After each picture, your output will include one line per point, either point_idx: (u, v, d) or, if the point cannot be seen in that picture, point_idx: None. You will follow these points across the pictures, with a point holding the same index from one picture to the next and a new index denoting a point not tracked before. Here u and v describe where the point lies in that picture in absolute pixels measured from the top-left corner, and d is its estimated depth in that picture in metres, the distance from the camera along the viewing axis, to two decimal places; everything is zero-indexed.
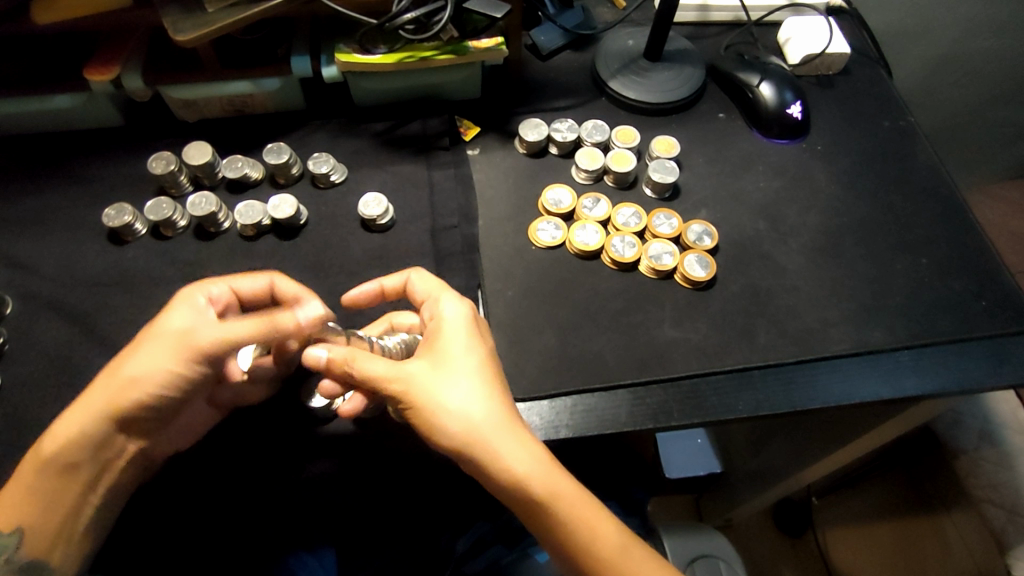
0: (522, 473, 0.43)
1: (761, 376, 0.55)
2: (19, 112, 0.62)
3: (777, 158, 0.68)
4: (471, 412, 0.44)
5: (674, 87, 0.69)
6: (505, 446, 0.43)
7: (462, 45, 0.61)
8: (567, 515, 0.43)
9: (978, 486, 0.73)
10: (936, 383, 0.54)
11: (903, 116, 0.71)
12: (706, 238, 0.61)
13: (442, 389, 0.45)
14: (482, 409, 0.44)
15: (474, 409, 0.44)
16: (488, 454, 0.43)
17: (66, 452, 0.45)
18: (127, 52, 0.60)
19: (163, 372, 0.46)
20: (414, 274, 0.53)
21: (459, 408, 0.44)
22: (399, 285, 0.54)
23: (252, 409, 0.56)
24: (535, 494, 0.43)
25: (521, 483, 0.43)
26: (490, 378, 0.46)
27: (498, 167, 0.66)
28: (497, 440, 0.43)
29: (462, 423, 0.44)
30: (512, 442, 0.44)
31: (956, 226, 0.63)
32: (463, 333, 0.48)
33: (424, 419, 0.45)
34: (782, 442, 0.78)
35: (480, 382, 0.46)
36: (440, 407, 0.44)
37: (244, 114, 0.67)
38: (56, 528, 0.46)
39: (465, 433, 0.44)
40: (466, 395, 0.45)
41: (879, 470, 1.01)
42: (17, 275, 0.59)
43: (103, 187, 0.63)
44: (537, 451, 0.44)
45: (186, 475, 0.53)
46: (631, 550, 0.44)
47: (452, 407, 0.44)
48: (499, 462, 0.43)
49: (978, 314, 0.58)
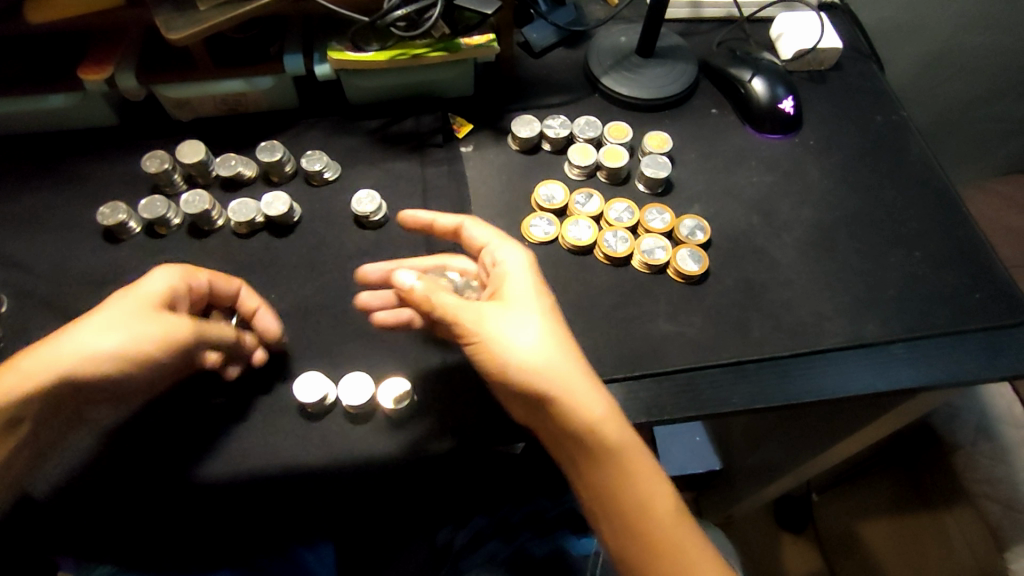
0: (597, 422, 0.43)
1: (755, 369, 0.55)
2: (13, 114, 0.63)
3: (770, 152, 0.68)
4: (545, 355, 0.43)
5: (666, 84, 0.69)
6: (581, 391, 0.43)
7: (453, 43, 0.61)
8: (630, 468, 0.43)
9: (975, 479, 0.76)
10: (929, 376, 0.54)
11: (896, 111, 0.71)
12: (698, 233, 0.61)
13: (516, 329, 0.44)
14: (555, 353, 0.44)
15: (546, 352, 0.43)
16: (563, 398, 0.42)
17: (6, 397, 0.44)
18: (120, 52, 0.61)
19: (112, 350, 0.46)
20: (469, 221, 0.53)
21: (533, 349, 0.43)
22: (453, 227, 0.53)
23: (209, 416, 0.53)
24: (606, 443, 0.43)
25: (592, 430, 0.42)
26: (559, 325, 0.46)
27: (491, 164, 0.66)
28: (572, 385, 0.43)
29: (534, 362, 0.43)
30: (586, 387, 0.43)
31: (951, 220, 0.64)
32: (527, 280, 0.47)
33: (496, 360, 0.44)
34: (780, 437, 0.79)
35: (554, 329, 0.45)
36: (515, 345, 0.43)
37: (239, 114, 0.68)
38: (23, 477, 0.50)
39: (541, 376, 0.43)
40: (538, 337, 0.44)
41: (880, 465, 1.00)
42: (11, 273, 0.59)
43: (97, 186, 0.63)
44: (609, 402, 0.44)
45: (137, 460, 0.51)
46: (670, 504, 0.45)
47: (527, 349, 0.43)
48: (573, 405, 0.42)
49: (972, 307, 0.58)
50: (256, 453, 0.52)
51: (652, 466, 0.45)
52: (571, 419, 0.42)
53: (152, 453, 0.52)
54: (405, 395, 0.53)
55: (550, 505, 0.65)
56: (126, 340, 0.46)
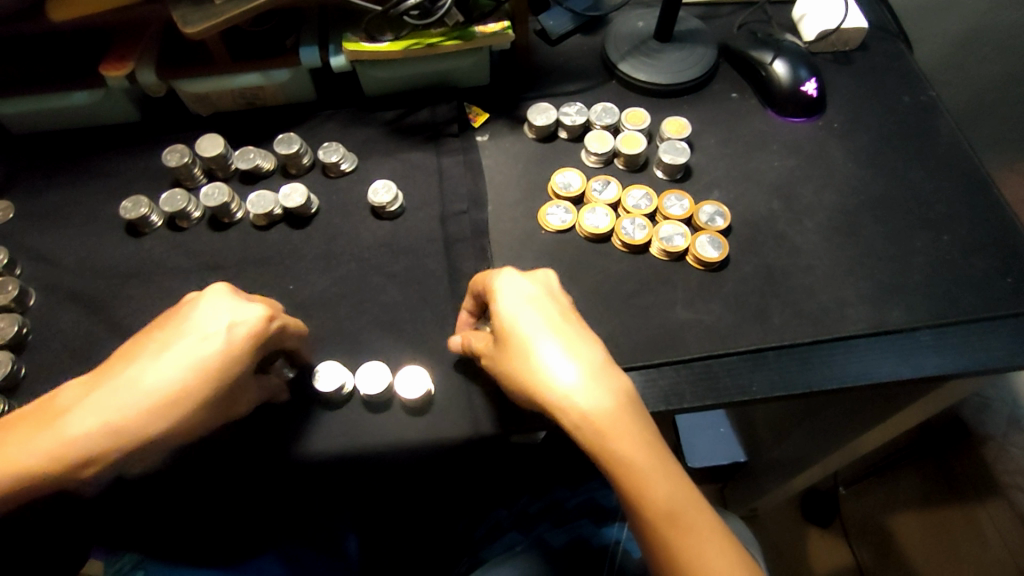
0: (591, 428, 0.41)
1: (776, 357, 0.54)
2: (40, 111, 0.64)
3: (792, 136, 0.66)
4: (544, 370, 0.42)
5: (685, 68, 0.68)
6: (575, 398, 0.41)
7: (468, 31, 0.60)
8: (631, 478, 0.40)
9: (1009, 470, 0.77)
10: (956, 362, 0.53)
11: (925, 91, 0.69)
12: (718, 219, 0.60)
13: (517, 349, 0.43)
14: (558, 365, 0.42)
15: (547, 365, 0.42)
16: (561, 410, 0.41)
17: (80, 454, 0.39)
18: (140, 49, 0.61)
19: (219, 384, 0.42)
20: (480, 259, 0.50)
21: (534, 366, 0.43)
22: None
23: None
24: (604, 450, 0.41)
25: (587, 436, 0.41)
26: (568, 330, 0.44)
27: (507, 152, 0.66)
28: (569, 395, 0.41)
29: (534, 379, 0.42)
30: (582, 393, 0.41)
31: (981, 202, 0.62)
32: (527, 292, 0.45)
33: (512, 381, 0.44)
34: (806, 428, 0.77)
35: (570, 336, 0.43)
36: (525, 361, 0.43)
37: (257, 107, 0.68)
38: None
39: (543, 392, 0.42)
40: (538, 352, 0.43)
41: (907, 459, 0.98)
42: (39, 267, 0.60)
43: (121, 181, 0.65)
44: (610, 404, 0.41)
45: None
46: (687, 516, 0.40)
47: (530, 367, 0.43)
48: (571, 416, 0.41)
49: (1003, 292, 0.56)
50: (273, 443, 0.53)
51: (666, 473, 0.41)
52: (572, 428, 0.41)
53: None
54: (421, 383, 0.53)
55: (568, 494, 0.65)
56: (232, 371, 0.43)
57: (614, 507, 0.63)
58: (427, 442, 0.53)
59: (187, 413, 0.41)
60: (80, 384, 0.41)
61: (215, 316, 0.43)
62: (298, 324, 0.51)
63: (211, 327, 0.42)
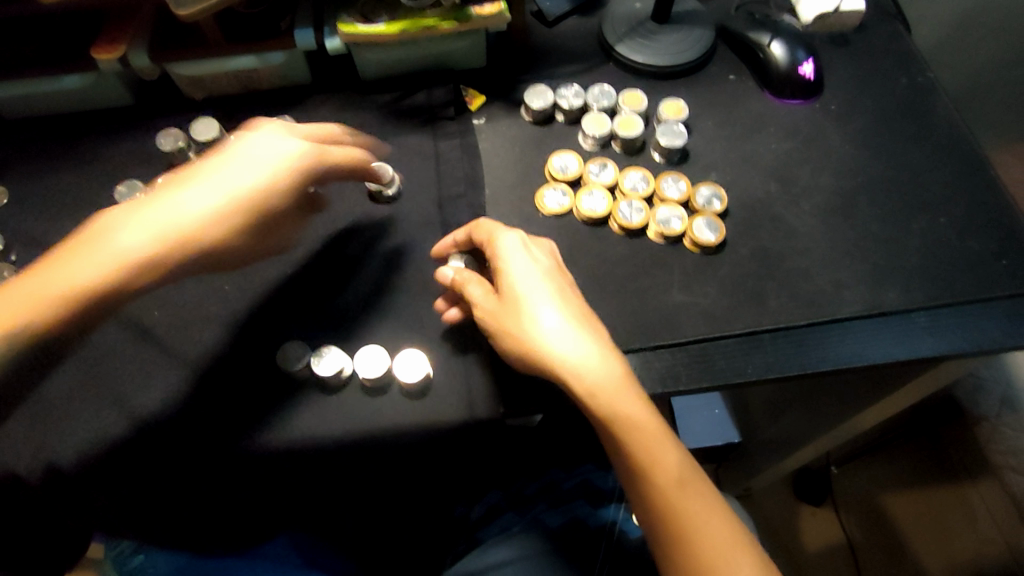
0: (596, 390, 0.42)
1: (771, 340, 0.54)
2: (32, 95, 0.63)
3: (789, 118, 0.66)
4: (556, 336, 0.44)
5: (682, 50, 0.67)
6: (583, 363, 0.43)
7: (464, 12, 0.60)
8: (642, 444, 0.42)
9: (999, 451, 0.77)
10: (951, 344, 0.53)
11: (922, 72, 0.68)
12: (715, 202, 0.60)
13: (527, 315, 0.45)
14: (568, 332, 0.44)
15: (561, 333, 0.44)
16: (568, 374, 0.43)
17: (118, 268, 0.48)
18: (133, 29, 0.61)
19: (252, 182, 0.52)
20: (476, 223, 0.52)
21: (543, 328, 0.44)
22: (466, 235, 0.54)
23: (234, 398, 0.54)
24: (608, 412, 0.42)
25: (595, 399, 0.42)
26: (571, 303, 0.46)
27: (503, 136, 0.65)
28: (578, 362, 0.43)
29: (544, 345, 0.44)
30: (588, 358, 0.43)
31: (976, 183, 0.62)
32: (530, 262, 0.47)
33: (515, 344, 0.45)
34: (800, 410, 0.78)
35: (573, 310, 0.46)
36: (532, 326, 0.44)
37: (252, 91, 0.68)
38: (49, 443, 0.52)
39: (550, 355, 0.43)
40: (555, 319, 0.44)
41: (901, 438, 1.00)
42: (34, 252, 0.60)
43: (114, 165, 0.64)
44: (616, 370, 0.43)
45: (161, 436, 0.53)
46: (693, 487, 0.41)
47: (541, 331, 0.44)
48: (580, 381, 0.43)
49: (997, 274, 0.57)
50: (274, 429, 0.53)
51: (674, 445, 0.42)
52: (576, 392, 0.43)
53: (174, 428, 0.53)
54: (420, 367, 0.54)
55: (565, 476, 0.65)
56: (277, 165, 0.53)
57: (611, 489, 0.64)
58: (426, 425, 0.54)
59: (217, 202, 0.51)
60: (124, 209, 0.50)
61: (268, 138, 0.54)
62: (359, 142, 0.61)
63: (265, 149, 0.53)
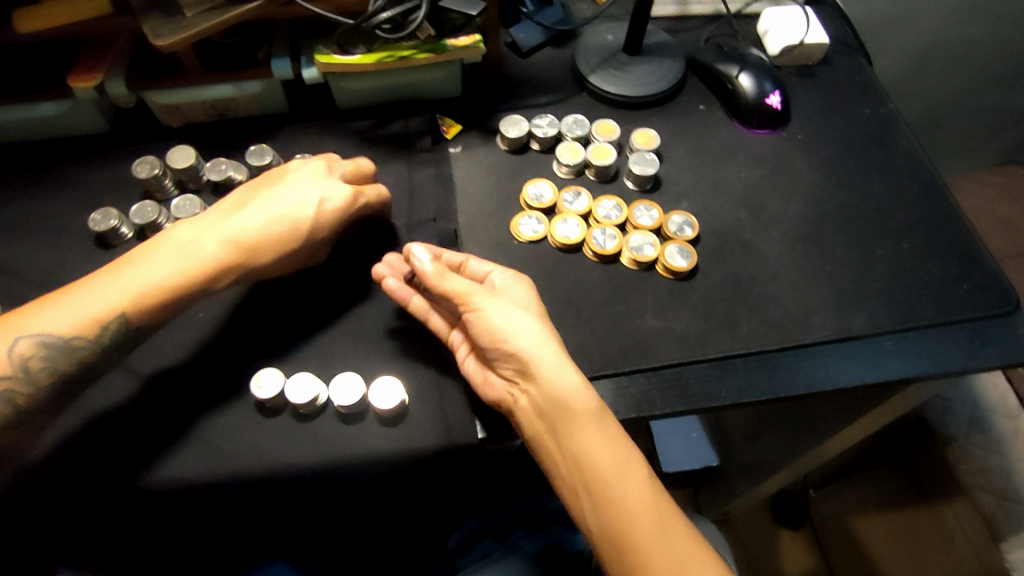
0: (570, 404, 0.44)
1: (742, 364, 0.55)
2: (5, 123, 0.63)
3: (758, 148, 0.68)
4: (536, 354, 0.46)
5: (653, 82, 0.69)
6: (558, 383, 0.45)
7: (439, 44, 0.61)
8: (609, 477, 0.44)
9: (970, 471, 0.78)
10: (917, 367, 0.55)
11: (883, 103, 0.71)
12: (686, 229, 0.61)
13: (514, 332, 0.46)
14: (547, 353, 0.46)
15: (541, 351, 0.46)
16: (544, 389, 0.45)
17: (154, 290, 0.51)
18: (110, 58, 0.61)
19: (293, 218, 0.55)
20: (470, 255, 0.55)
21: (526, 342, 0.46)
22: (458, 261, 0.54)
23: (208, 428, 0.54)
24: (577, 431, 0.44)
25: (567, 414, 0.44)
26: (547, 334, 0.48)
27: (479, 164, 0.66)
28: (552, 379, 0.45)
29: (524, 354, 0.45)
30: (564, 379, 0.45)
31: (937, 210, 0.64)
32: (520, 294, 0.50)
33: (492, 347, 0.46)
34: (776, 433, 0.79)
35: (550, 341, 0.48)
36: (515, 337, 0.46)
37: (228, 118, 0.68)
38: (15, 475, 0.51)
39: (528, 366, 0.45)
40: (536, 341, 0.46)
41: (874, 460, 1.02)
42: (4, 280, 0.59)
43: (89, 193, 0.64)
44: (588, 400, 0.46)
45: (131, 467, 0.52)
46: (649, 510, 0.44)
47: (521, 342, 0.46)
48: (555, 398, 0.44)
49: (958, 298, 0.58)
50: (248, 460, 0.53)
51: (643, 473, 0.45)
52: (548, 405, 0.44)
53: (145, 458, 0.52)
54: (395, 394, 0.54)
55: (542, 503, 0.66)
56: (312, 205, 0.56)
57: None
58: (401, 452, 0.54)
59: (246, 235, 0.54)
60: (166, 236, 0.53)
61: (310, 181, 0.57)
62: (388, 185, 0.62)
63: (306, 191, 0.56)
